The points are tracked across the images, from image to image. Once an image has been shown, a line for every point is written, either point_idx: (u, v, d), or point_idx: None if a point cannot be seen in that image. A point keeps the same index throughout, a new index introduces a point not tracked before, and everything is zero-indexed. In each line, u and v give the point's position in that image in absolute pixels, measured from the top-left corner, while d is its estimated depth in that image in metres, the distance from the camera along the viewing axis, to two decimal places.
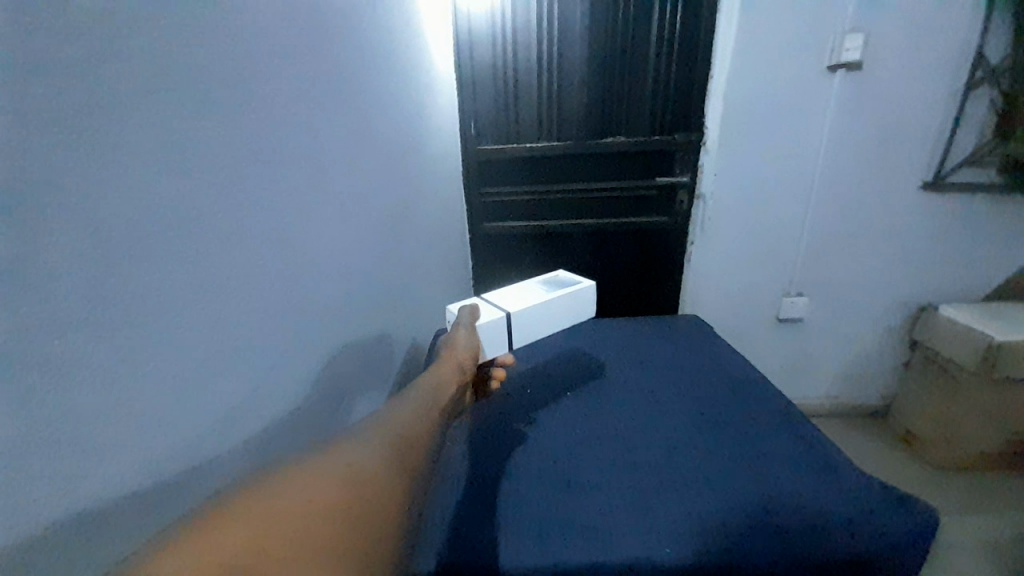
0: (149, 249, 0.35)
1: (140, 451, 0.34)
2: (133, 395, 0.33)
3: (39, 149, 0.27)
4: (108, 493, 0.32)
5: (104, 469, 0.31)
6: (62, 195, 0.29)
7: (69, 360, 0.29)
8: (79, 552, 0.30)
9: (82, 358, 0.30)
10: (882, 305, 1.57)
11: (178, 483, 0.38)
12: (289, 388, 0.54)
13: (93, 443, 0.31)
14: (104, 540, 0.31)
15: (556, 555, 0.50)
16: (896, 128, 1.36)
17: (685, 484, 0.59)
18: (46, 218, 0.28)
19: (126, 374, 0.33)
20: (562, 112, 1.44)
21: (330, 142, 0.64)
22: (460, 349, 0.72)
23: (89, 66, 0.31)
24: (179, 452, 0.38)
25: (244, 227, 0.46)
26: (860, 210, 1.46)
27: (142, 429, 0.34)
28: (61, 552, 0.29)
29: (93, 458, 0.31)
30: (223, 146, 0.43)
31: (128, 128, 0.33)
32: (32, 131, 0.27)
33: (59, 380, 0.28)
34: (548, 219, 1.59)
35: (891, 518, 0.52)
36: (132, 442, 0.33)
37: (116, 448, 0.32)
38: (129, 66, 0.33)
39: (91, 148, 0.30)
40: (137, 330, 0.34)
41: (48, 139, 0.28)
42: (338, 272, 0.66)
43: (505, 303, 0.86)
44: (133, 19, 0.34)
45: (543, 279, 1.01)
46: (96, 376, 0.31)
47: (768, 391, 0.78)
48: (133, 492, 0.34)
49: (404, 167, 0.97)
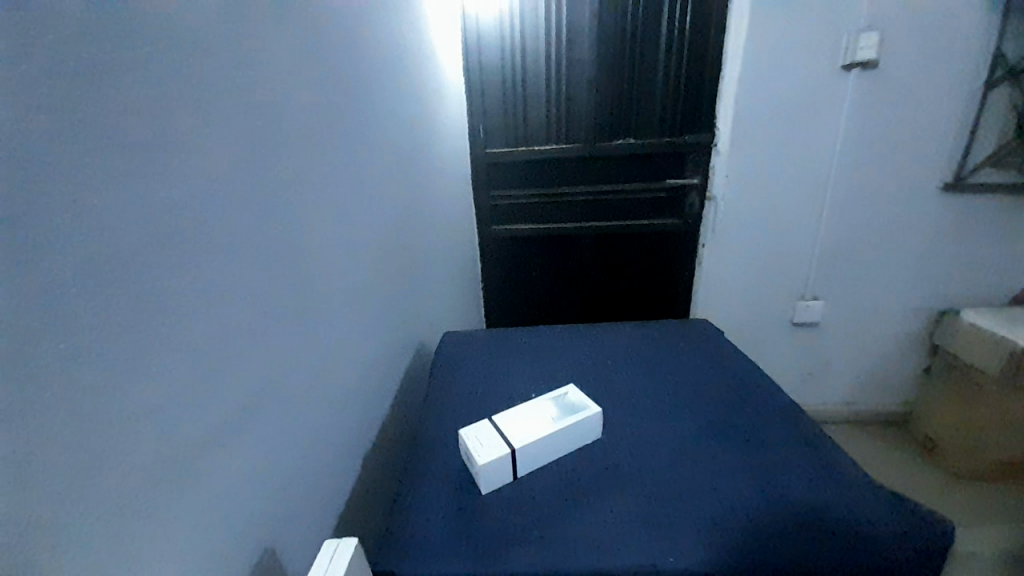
0: (150, 257, 0.33)
1: (143, 475, 0.31)
2: (157, 394, 0.33)
3: (77, 158, 0.28)
4: (139, 496, 0.31)
5: (135, 469, 0.31)
6: (95, 202, 0.29)
7: (101, 366, 0.29)
8: (128, 549, 0.30)
9: (111, 360, 0.29)
10: (901, 309, 1.53)
11: (191, 507, 0.36)
12: (300, 389, 0.53)
13: (92, 471, 0.28)
14: (146, 537, 0.31)
15: (560, 562, 0.49)
16: (914, 127, 1.33)
17: (697, 493, 0.57)
18: (89, 223, 0.28)
19: (153, 371, 0.33)
20: (570, 114, 1.44)
21: (340, 149, 0.65)
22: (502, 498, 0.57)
23: (118, 70, 0.31)
24: (193, 470, 0.36)
25: (260, 231, 0.46)
26: (878, 211, 1.42)
27: (144, 454, 0.32)
28: (107, 552, 0.28)
29: (92, 486, 0.28)
30: (230, 149, 0.42)
31: (153, 131, 0.33)
32: (69, 139, 0.27)
33: (98, 377, 0.28)
34: (557, 221, 1.59)
35: (907, 530, 0.50)
36: (132, 466, 0.31)
37: (143, 449, 0.32)
38: (156, 73, 0.34)
39: (123, 150, 0.31)
40: (138, 345, 0.31)
41: (70, 146, 0.27)
42: (346, 275, 0.66)
43: (501, 429, 0.64)
44: (160, 30, 0.34)
45: (541, 403, 0.72)
46: (127, 375, 0.31)
47: (779, 396, 0.76)
48: (140, 520, 0.31)
49: (411, 171, 0.98)
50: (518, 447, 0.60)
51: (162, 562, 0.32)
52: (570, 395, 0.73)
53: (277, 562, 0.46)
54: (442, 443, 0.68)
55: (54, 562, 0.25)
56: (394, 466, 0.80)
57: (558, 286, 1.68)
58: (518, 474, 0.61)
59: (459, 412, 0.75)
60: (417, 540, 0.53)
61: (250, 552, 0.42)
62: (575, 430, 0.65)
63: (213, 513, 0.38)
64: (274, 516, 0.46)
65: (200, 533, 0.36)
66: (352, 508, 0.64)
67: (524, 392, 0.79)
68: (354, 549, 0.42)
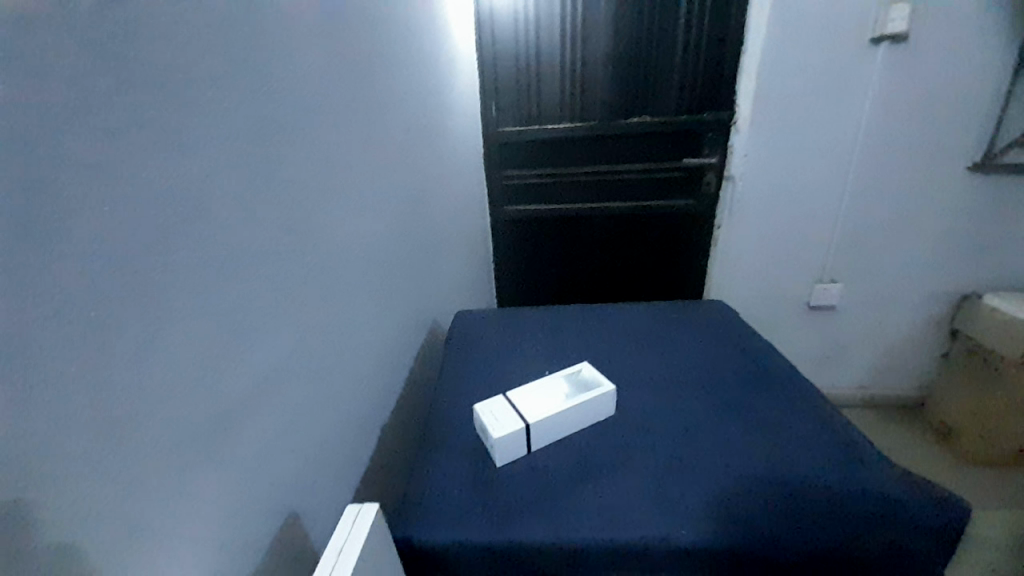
0: (169, 229, 0.33)
1: (166, 439, 0.32)
2: (180, 363, 0.34)
3: (97, 130, 0.28)
4: (166, 460, 0.32)
5: (160, 434, 0.32)
6: (116, 174, 0.29)
7: (125, 334, 0.30)
8: (156, 510, 0.31)
9: (135, 328, 0.30)
10: (922, 293, 1.49)
11: (215, 471, 0.37)
12: (318, 362, 0.54)
13: (116, 436, 0.29)
14: (174, 499, 0.33)
15: (572, 532, 0.50)
16: (943, 104, 1.27)
17: (709, 469, 0.58)
18: (110, 194, 0.29)
19: (175, 341, 0.34)
20: (585, 92, 1.41)
21: (354, 126, 0.65)
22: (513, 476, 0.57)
23: (135, 44, 0.31)
24: (217, 437, 0.37)
25: (277, 207, 0.46)
26: (901, 192, 1.38)
27: (167, 420, 0.33)
28: (137, 511, 0.30)
29: (121, 449, 0.29)
30: (244, 121, 0.42)
31: (170, 106, 0.34)
32: (88, 111, 0.28)
33: (123, 345, 0.29)
34: (571, 202, 1.58)
35: (921, 512, 0.50)
36: (155, 431, 0.32)
37: (167, 416, 0.33)
38: (171, 46, 0.34)
39: (141, 123, 0.31)
40: (158, 316, 0.32)
41: (90, 118, 0.28)
42: (360, 251, 0.66)
43: (515, 405, 0.65)
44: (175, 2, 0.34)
45: (554, 380, 0.72)
46: (150, 344, 0.31)
47: (795, 377, 0.75)
48: (166, 484, 0.32)
49: (424, 149, 0.97)
50: (532, 423, 0.60)
51: (189, 522, 0.34)
52: (583, 372, 0.73)
53: (298, 526, 0.48)
54: (456, 418, 0.69)
55: (89, 519, 0.27)
56: (409, 440, 0.82)
57: (570, 267, 1.68)
58: (532, 448, 0.62)
59: (473, 389, 0.76)
60: (434, 509, 0.54)
61: (273, 516, 0.44)
62: (588, 407, 0.65)
63: (237, 479, 0.40)
64: (295, 483, 0.48)
65: (224, 496, 0.38)
66: (369, 479, 0.66)
67: (537, 370, 0.80)
68: (373, 514, 0.43)
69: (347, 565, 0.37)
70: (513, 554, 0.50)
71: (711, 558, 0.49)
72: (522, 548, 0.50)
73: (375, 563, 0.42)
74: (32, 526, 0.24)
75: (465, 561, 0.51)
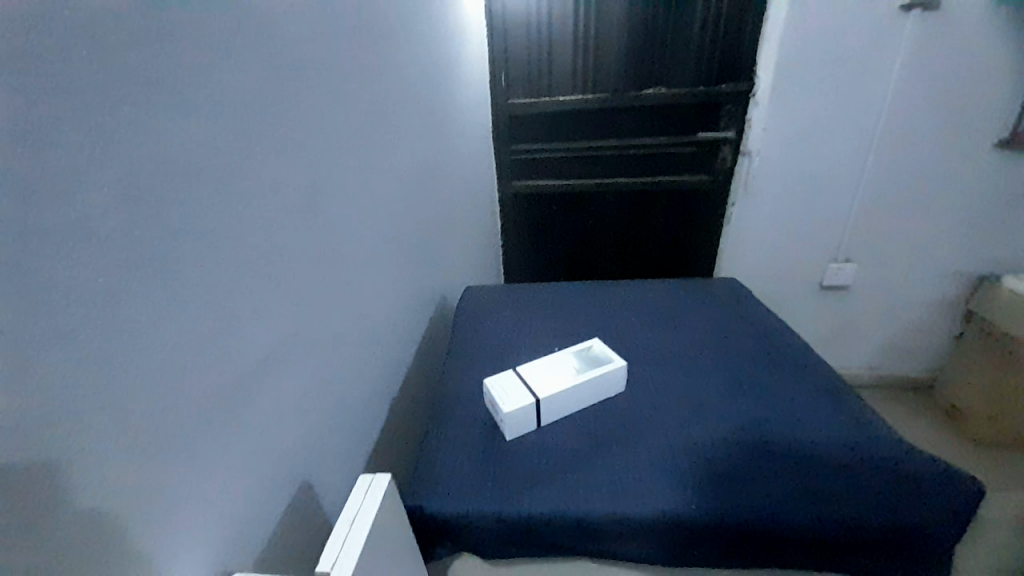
0: (176, 196, 0.32)
1: (184, 410, 0.33)
2: (195, 333, 0.34)
3: (108, 97, 0.27)
4: (184, 430, 0.33)
5: (178, 405, 0.32)
6: (127, 142, 0.28)
7: (140, 306, 0.29)
8: (175, 478, 0.32)
9: (149, 300, 0.30)
10: (939, 275, 1.46)
11: (228, 443, 0.37)
12: (330, 334, 0.54)
13: (133, 406, 0.29)
14: (193, 467, 0.33)
15: (582, 505, 0.51)
16: (975, 76, 1.21)
17: (719, 445, 0.58)
18: (123, 162, 0.28)
19: (190, 313, 0.34)
20: (598, 62, 1.37)
21: (362, 94, 0.62)
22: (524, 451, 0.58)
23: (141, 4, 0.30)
24: (232, 408, 0.38)
25: (287, 177, 0.45)
26: (924, 169, 1.33)
27: (179, 392, 0.32)
28: (157, 479, 0.30)
29: (139, 419, 0.29)
30: (254, 88, 0.41)
31: (180, 72, 0.32)
32: (96, 76, 0.27)
33: (140, 317, 0.29)
34: (581, 177, 1.55)
35: (931, 494, 0.50)
36: (173, 402, 0.32)
37: (184, 386, 0.33)
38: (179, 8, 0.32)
39: (151, 90, 0.30)
40: (172, 287, 0.32)
41: (99, 83, 0.27)
42: (368, 223, 0.64)
43: (526, 381, 0.64)
44: None
45: (565, 355, 0.72)
46: (166, 316, 0.31)
47: (810, 356, 0.73)
48: (185, 452, 0.33)
49: (433, 120, 0.94)
50: (543, 398, 0.60)
51: (208, 489, 0.35)
52: (594, 349, 0.73)
53: (312, 495, 0.49)
54: (466, 392, 0.70)
55: (112, 485, 0.27)
56: (419, 413, 0.83)
57: (579, 244, 1.67)
58: (542, 423, 0.62)
59: (482, 363, 0.76)
60: (444, 480, 0.55)
61: (287, 486, 0.45)
62: (599, 383, 0.65)
63: (253, 448, 0.40)
64: (308, 453, 0.49)
65: (241, 465, 0.38)
66: (380, 451, 0.67)
67: (546, 346, 0.79)
68: (386, 485, 0.44)
69: (360, 537, 0.38)
70: (523, 525, 0.51)
71: (719, 533, 0.50)
72: (532, 521, 0.51)
73: (389, 532, 0.43)
74: (56, 494, 0.24)
75: (475, 531, 0.52)
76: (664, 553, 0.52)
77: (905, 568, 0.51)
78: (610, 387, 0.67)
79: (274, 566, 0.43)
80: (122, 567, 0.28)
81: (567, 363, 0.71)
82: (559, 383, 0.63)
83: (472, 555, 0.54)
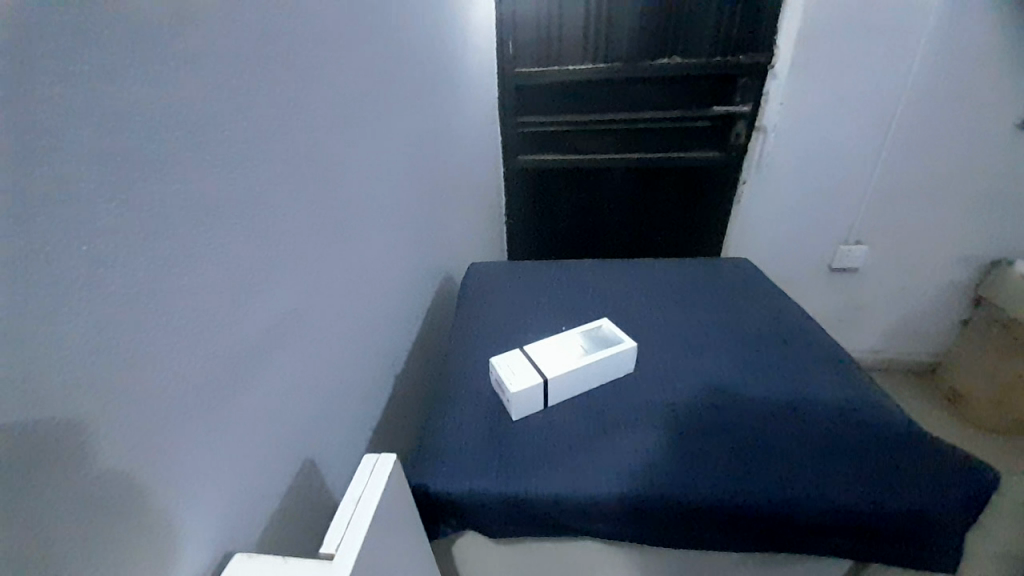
0: (171, 156, 0.29)
1: (186, 390, 0.31)
2: (198, 309, 0.32)
3: (95, 49, 0.25)
4: (188, 411, 0.31)
5: (179, 385, 0.30)
6: (118, 100, 0.26)
7: (138, 279, 0.27)
8: (179, 459, 0.30)
9: (146, 273, 0.28)
10: (950, 259, 1.42)
11: (232, 421, 0.36)
12: (334, 311, 0.52)
13: (133, 385, 0.27)
14: (196, 449, 0.32)
15: (590, 487, 0.50)
16: (1007, 52, 1.15)
17: (730, 427, 0.57)
18: (114, 123, 0.26)
19: (191, 288, 0.31)
20: (611, 31, 1.31)
21: (367, 56, 0.59)
22: (534, 432, 0.57)
23: None
24: (235, 386, 0.36)
25: (291, 144, 0.43)
26: (946, 149, 1.28)
27: (181, 368, 0.31)
28: (159, 461, 0.29)
29: (140, 401, 0.27)
30: (256, 47, 0.37)
31: (171, 25, 0.29)
32: (80, 26, 0.24)
33: (138, 291, 0.27)
34: (588, 152, 1.51)
35: (946, 483, 0.49)
36: (175, 381, 0.30)
37: (187, 364, 0.31)
38: None
39: (141, 43, 0.27)
40: (170, 259, 0.30)
41: (85, 33, 0.24)
42: (372, 193, 0.61)
43: (536, 360, 0.63)
44: None
45: (573, 335, 0.70)
46: (164, 290, 0.29)
47: (826, 339, 0.71)
48: (189, 433, 0.31)
49: (438, 90, 0.90)
50: (551, 378, 0.59)
51: (211, 469, 0.33)
52: (604, 329, 0.71)
53: (316, 473, 0.48)
54: (471, 370, 0.68)
55: (110, 467, 0.26)
56: (423, 390, 0.82)
57: (585, 221, 1.64)
58: (548, 403, 0.61)
59: (487, 342, 0.74)
60: (450, 459, 0.54)
61: (291, 463, 0.44)
62: (608, 363, 0.64)
63: (258, 428, 0.39)
64: (313, 432, 0.48)
65: (245, 445, 0.37)
66: (384, 428, 0.66)
67: (553, 324, 0.78)
68: (392, 466, 0.43)
69: (364, 520, 0.37)
70: (529, 506, 0.50)
71: (728, 516, 0.49)
72: (538, 502, 0.50)
73: (395, 513, 0.42)
74: (54, 476, 0.23)
75: (482, 510, 0.51)
76: (671, 535, 0.51)
77: (916, 554, 0.50)
78: (620, 367, 0.65)
79: (281, 544, 0.42)
80: (125, 548, 0.27)
81: (575, 343, 0.69)
82: (568, 363, 0.62)
83: (477, 533, 0.54)
